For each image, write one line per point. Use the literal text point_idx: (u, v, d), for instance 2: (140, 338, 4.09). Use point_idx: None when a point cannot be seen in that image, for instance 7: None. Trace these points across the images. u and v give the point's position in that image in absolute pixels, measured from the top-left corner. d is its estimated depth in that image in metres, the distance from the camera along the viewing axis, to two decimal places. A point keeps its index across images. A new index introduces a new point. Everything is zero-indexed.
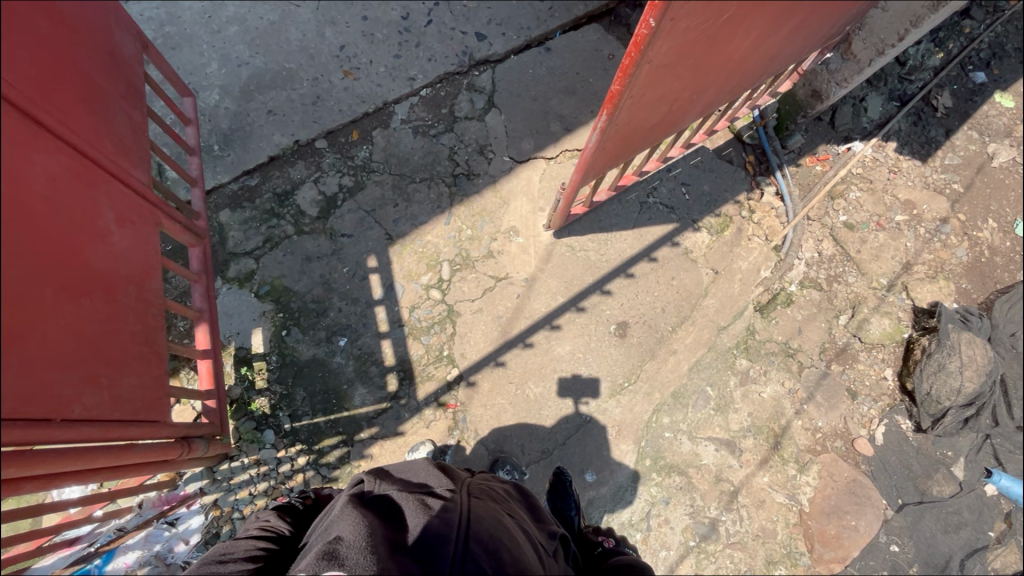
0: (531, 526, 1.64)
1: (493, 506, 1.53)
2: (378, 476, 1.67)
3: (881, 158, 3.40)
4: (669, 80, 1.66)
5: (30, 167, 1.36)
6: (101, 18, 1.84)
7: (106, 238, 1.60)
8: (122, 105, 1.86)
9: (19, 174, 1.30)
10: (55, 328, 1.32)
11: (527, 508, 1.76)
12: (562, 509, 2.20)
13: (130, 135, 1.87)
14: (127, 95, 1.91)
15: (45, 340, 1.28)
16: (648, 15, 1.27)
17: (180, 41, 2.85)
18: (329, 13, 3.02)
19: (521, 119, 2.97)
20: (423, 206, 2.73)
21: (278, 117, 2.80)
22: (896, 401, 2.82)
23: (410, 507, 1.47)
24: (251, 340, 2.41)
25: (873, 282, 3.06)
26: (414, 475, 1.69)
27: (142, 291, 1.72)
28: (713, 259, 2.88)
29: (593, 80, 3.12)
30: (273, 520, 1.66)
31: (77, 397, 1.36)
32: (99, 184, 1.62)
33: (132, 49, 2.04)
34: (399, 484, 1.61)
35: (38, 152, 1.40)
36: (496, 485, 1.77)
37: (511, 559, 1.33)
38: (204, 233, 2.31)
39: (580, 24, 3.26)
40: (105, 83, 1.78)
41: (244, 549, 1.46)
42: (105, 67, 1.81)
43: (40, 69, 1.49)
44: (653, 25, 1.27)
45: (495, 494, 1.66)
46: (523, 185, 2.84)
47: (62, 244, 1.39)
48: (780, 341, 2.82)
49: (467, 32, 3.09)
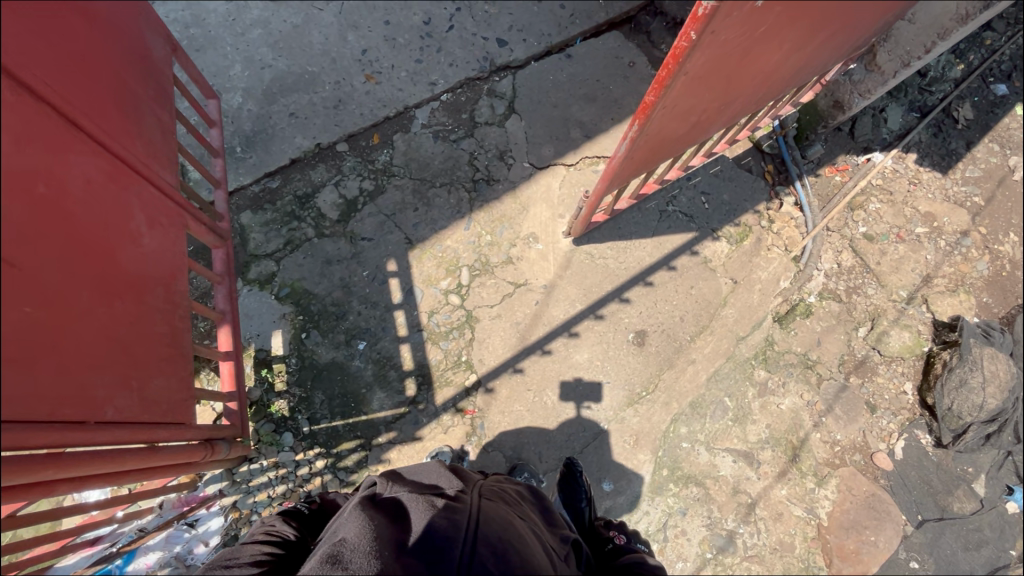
0: (544, 530, 1.61)
1: (503, 508, 1.52)
2: (388, 479, 1.68)
3: (901, 169, 3.38)
4: (701, 91, 1.65)
5: (69, 169, 1.36)
6: (133, 20, 1.86)
7: (138, 240, 1.60)
8: (153, 108, 1.87)
9: (58, 177, 1.31)
10: (91, 330, 1.32)
11: (540, 512, 1.74)
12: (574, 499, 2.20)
13: (159, 138, 1.88)
14: (157, 97, 1.92)
15: (81, 342, 1.29)
16: (689, 27, 1.27)
17: (204, 43, 2.88)
18: (352, 18, 3.03)
19: (541, 125, 2.97)
20: (443, 211, 2.73)
21: (299, 119, 2.81)
22: (916, 415, 2.79)
23: (419, 507, 1.46)
24: (271, 342, 2.42)
25: (893, 294, 3.04)
26: (424, 478, 1.69)
27: (171, 293, 1.72)
28: (733, 269, 2.86)
29: (613, 87, 3.12)
30: (278, 525, 1.65)
31: (110, 399, 1.37)
32: (131, 186, 1.63)
33: (161, 51, 2.05)
34: (409, 486, 1.61)
35: (76, 154, 1.40)
36: (507, 488, 1.75)
37: (518, 562, 1.30)
38: (227, 235, 2.32)
39: (600, 32, 3.26)
40: (137, 86, 1.79)
41: (251, 554, 1.47)
42: (136, 70, 1.82)
43: (78, 71, 1.50)
44: (694, 37, 1.27)
45: (506, 497, 1.64)
46: (543, 192, 2.83)
47: (97, 246, 1.39)
48: (799, 353, 2.80)
49: (489, 37, 3.10)
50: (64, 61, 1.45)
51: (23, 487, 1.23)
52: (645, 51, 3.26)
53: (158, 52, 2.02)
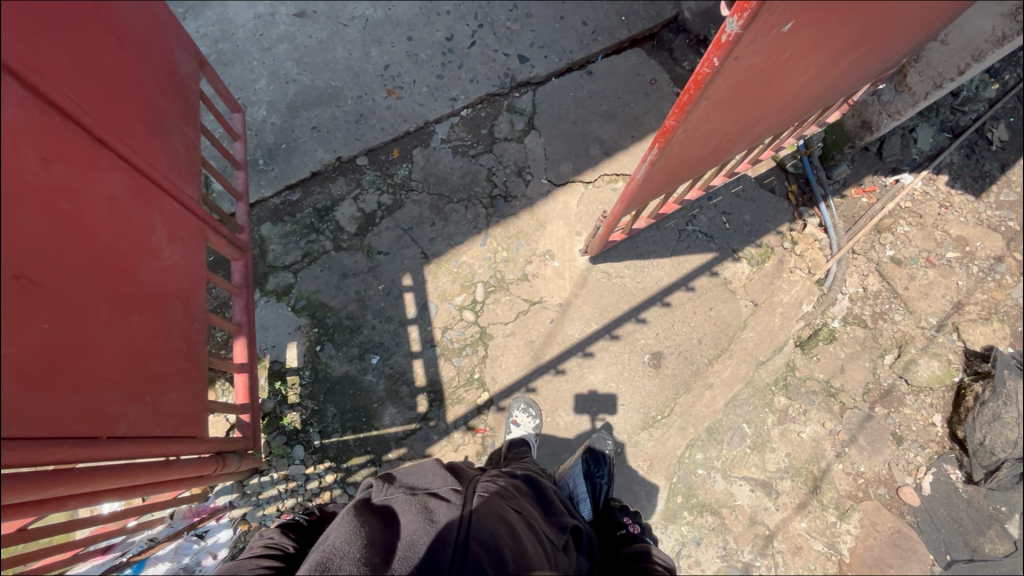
0: (540, 521, 1.59)
1: (500, 507, 1.48)
2: (385, 482, 1.66)
3: (931, 192, 3.28)
4: (724, 115, 1.62)
5: (94, 187, 1.39)
6: (162, 38, 1.90)
7: (158, 255, 1.63)
8: (178, 123, 1.91)
9: (83, 194, 1.34)
10: (107, 345, 1.34)
11: (538, 506, 1.70)
12: (593, 474, 2.22)
13: (184, 152, 1.91)
14: (182, 113, 1.96)
15: (98, 358, 1.30)
16: (711, 54, 1.24)
17: (232, 57, 2.94)
18: (375, 33, 3.07)
19: (560, 142, 2.96)
20: (459, 226, 2.73)
21: (321, 133, 2.85)
22: (945, 449, 2.67)
23: (412, 511, 1.45)
24: (285, 354, 2.43)
25: (922, 321, 2.93)
26: (419, 477, 1.66)
27: (188, 306, 1.74)
28: (754, 291, 2.80)
29: (634, 104, 3.10)
30: (277, 537, 1.64)
31: (125, 413, 1.38)
32: (154, 202, 1.65)
33: (188, 67, 2.09)
34: (406, 489, 1.58)
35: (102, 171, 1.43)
36: (505, 485, 1.70)
37: (513, 554, 1.28)
38: (247, 247, 2.35)
39: (622, 48, 3.25)
40: (164, 102, 1.83)
41: (249, 567, 1.44)
42: (164, 86, 1.86)
43: (108, 90, 1.54)
44: (717, 64, 1.24)
45: (503, 494, 1.60)
46: (560, 209, 2.82)
47: (118, 262, 1.41)
48: (821, 380, 2.72)
49: (510, 54, 3.11)
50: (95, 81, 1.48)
51: (36, 500, 1.24)
52: (668, 68, 3.24)
53: (186, 68, 2.06)
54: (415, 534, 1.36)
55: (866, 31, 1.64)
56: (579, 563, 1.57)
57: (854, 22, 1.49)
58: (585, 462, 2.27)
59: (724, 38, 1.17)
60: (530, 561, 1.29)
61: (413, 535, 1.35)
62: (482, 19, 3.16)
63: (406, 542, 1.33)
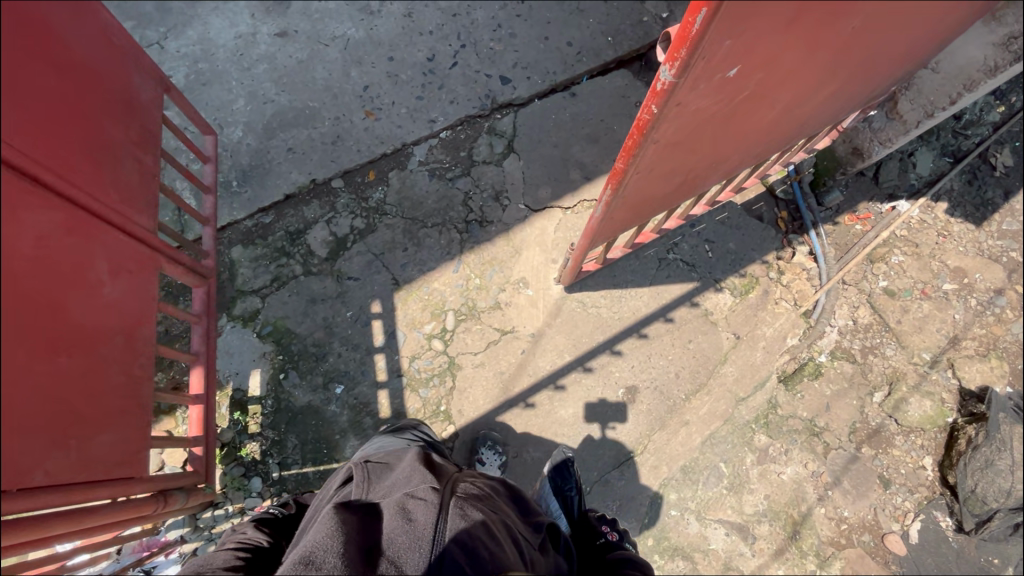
0: (517, 522, 1.49)
1: (482, 508, 1.39)
2: (367, 473, 1.57)
3: (929, 220, 3.15)
4: (682, 154, 1.54)
5: (22, 228, 1.36)
6: (116, 65, 1.87)
7: (97, 290, 1.59)
8: (132, 151, 1.88)
9: (6, 237, 1.30)
10: (24, 393, 1.30)
11: (518, 504, 1.62)
12: (562, 488, 2.11)
13: (137, 181, 1.88)
14: (138, 139, 1.93)
15: (12, 408, 1.26)
16: (650, 100, 1.18)
17: (211, 77, 2.93)
18: (356, 53, 3.04)
19: (540, 165, 2.89)
20: (432, 252, 2.68)
21: (297, 154, 2.82)
22: (935, 494, 2.55)
23: (390, 510, 1.36)
24: (248, 382, 2.39)
25: (914, 357, 2.80)
26: (403, 470, 1.56)
27: (131, 341, 1.70)
28: (736, 323, 2.70)
29: (618, 127, 3.03)
30: (250, 533, 1.57)
31: (46, 459, 1.35)
32: (95, 236, 1.62)
33: (149, 91, 2.06)
34: (387, 488, 1.48)
35: (31, 211, 1.40)
36: (487, 482, 1.61)
37: (489, 554, 1.22)
38: (211, 273, 2.32)
39: (608, 69, 3.18)
40: (116, 131, 1.80)
41: (224, 559, 1.38)
42: (117, 115, 1.83)
43: (46, 124, 1.51)
44: (656, 112, 1.17)
45: (484, 492, 1.51)
46: (537, 235, 2.75)
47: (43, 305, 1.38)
48: (805, 419, 2.60)
49: (492, 75, 3.06)
50: (30, 117, 1.45)
51: None
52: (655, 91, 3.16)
53: (146, 93, 2.03)
54: (397, 536, 1.26)
55: (834, 67, 1.55)
56: (557, 563, 1.57)
57: (817, 61, 1.41)
58: (552, 479, 2.15)
59: (660, 86, 1.09)
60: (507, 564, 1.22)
61: (393, 538, 1.26)
62: (466, 40, 3.12)
63: (386, 546, 1.24)
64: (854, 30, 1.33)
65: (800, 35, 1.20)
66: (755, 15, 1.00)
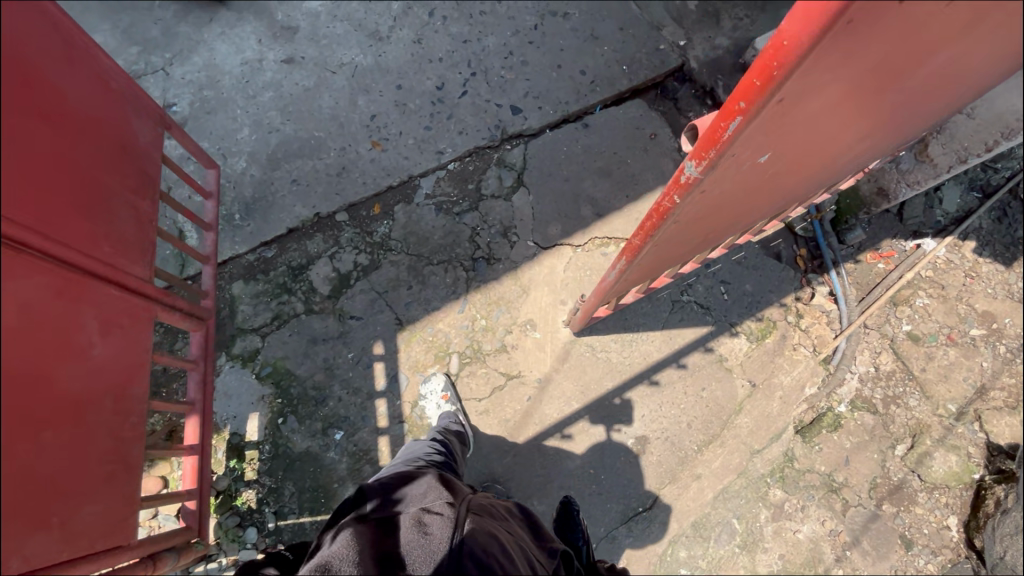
0: (530, 543, 1.49)
1: (496, 526, 1.43)
2: (386, 481, 1.63)
3: (956, 260, 3.01)
4: (700, 227, 1.46)
5: (5, 300, 1.29)
6: (114, 109, 1.81)
7: (86, 353, 1.53)
8: (129, 198, 1.82)
9: None
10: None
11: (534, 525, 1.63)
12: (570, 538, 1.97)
13: (133, 230, 1.82)
14: (136, 185, 1.87)
15: None
16: (670, 189, 1.10)
17: (215, 105, 2.87)
18: (364, 81, 2.97)
19: (550, 200, 2.80)
20: (437, 290, 2.60)
21: (301, 186, 2.75)
22: (961, 556, 2.46)
23: (407, 524, 1.39)
24: (246, 426, 2.32)
25: (939, 408, 2.68)
26: (418, 483, 1.61)
27: (121, 402, 1.64)
28: (752, 370, 2.59)
29: (631, 160, 2.93)
30: None
31: (25, 541, 1.29)
32: (87, 296, 1.56)
33: (149, 133, 2.00)
34: (405, 498, 1.52)
35: (16, 279, 1.33)
36: (502, 504, 1.64)
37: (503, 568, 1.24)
38: (209, 315, 2.26)
39: (622, 99, 3.08)
40: (112, 180, 1.74)
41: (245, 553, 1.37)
42: (114, 162, 1.77)
43: (37, 183, 1.45)
44: (676, 201, 1.09)
45: (499, 513, 1.54)
46: (546, 274, 2.66)
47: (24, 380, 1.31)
48: (823, 473, 2.48)
49: (503, 104, 2.98)
50: (19, 178, 1.39)
51: None
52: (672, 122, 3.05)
53: (146, 135, 1.97)
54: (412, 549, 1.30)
55: (865, 139, 1.49)
56: None
57: (850, 139, 1.35)
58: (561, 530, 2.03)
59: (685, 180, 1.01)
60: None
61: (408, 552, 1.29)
62: (476, 68, 3.03)
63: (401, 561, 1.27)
64: (891, 111, 1.27)
65: (835, 121, 1.13)
66: (793, 112, 0.93)
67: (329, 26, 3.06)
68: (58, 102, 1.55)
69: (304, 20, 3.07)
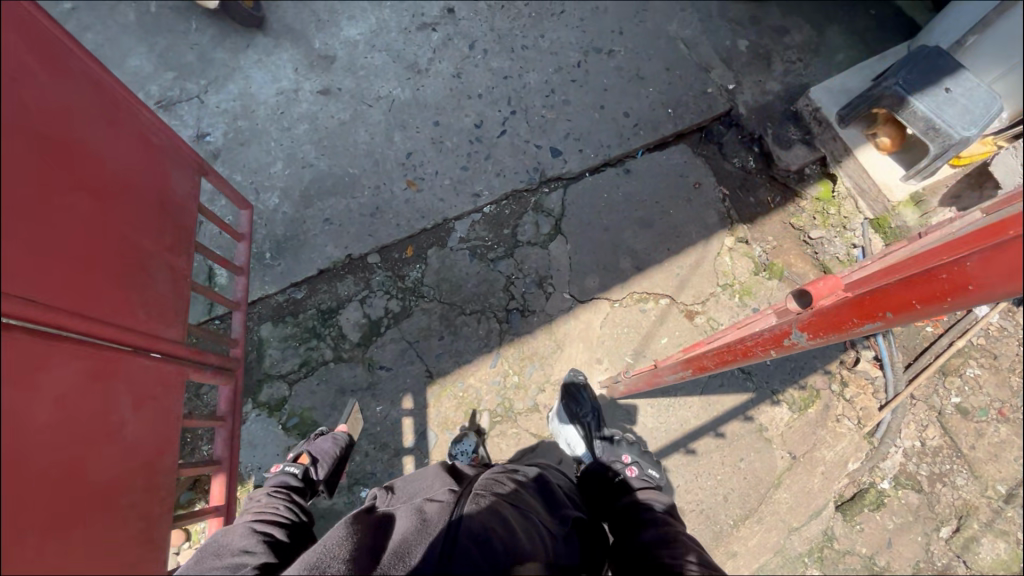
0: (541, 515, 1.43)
1: (501, 501, 1.37)
2: (393, 486, 1.59)
3: (1011, 327, 2.85)
4: None
5: (39, 396, 1.23)
6: (152, 165, 1.73)
7: (117, 436, 1.46)
8: (164, 258, 1.75)
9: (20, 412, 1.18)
10: None
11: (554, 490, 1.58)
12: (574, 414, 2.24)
13: (167, 292, 1.75)
14: (171, 244, 1.79)
15: None
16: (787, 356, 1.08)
17: (249, 136, 2.81)
18: (401, 116, 2.89)
19: (588, 250, 2.71)
20: (469, 343, 2.52)
21: (334, 226, 2.69)
22: None
23: (406, 514, 1.37)
24: (270, 479, 2.27)
25: (988, 489, 2.56)
26: (422, 480, 1.56)
27: (150, 480, 1.57)
28: (793, 441, 2.48)
29: (673, 210, 2.82)
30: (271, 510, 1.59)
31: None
32: (120, 373, 1.49)
33: (185, 184, 1.93)
34: (406, 494, 1.50)
35: (52, 369, 1.27)
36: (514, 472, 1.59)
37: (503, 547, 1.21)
38: (238, 366, 2.20)
39: (666, 143, 2.96)
40: (148, 242, 1.67)
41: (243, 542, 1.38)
42: (151, 222, 1.69)
43: (77, 260, 1.38)
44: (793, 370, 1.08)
45: (507, 486, 1.48)
46: (581, 329, 2.57)
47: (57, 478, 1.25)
48: (864, 555, 2.41)
49: (542, 145, 2.88)
50: (59, 256, 1.32)
51: None
52: (717, 169, 2.93)
53: (182, 187, 1.90)
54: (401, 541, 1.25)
55: None
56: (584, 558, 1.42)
57: None
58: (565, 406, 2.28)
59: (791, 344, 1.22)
60: (522, 553, 1.22)
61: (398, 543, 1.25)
62: (516, 105, 2.94)
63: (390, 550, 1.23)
64: None
65: None
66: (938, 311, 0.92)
67: (367, 56, 2.98)
68: (100, 168, 1.48)
69: (341, 49, 3.00)
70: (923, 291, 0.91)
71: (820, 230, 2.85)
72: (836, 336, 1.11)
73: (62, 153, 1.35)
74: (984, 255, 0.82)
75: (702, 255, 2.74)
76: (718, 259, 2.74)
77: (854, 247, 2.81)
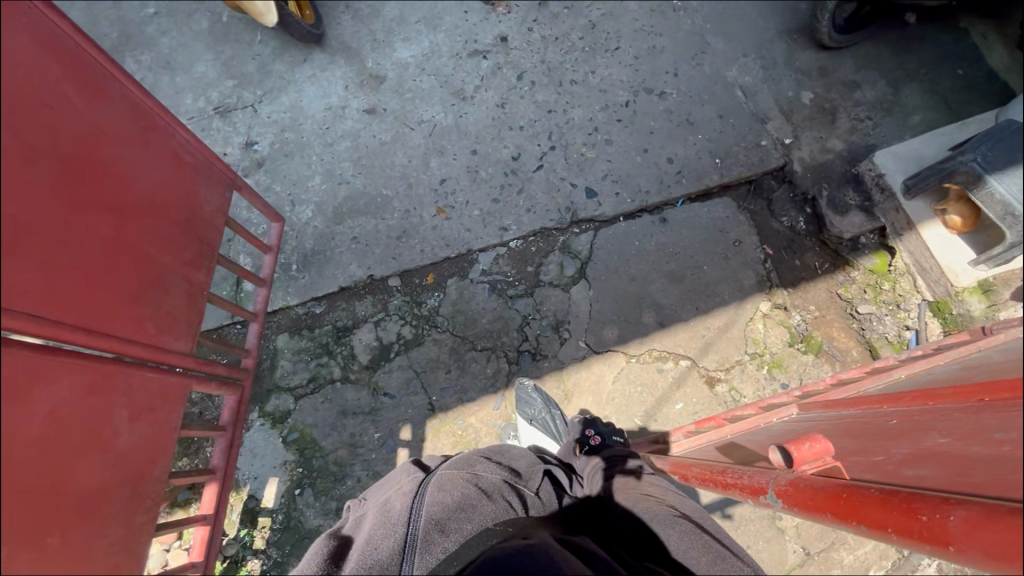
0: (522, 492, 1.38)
1: (470, 490, 1.30)
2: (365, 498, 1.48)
3: None
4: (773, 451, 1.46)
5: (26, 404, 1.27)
6: (184, 182, 1.80)
7: (108, 445, 1.49)
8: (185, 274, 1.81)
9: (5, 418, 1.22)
10: None
11: (544, 477, 1.48)
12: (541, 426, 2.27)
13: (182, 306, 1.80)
14: (193, 260, 1.85)
15: None
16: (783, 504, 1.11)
17: (294, 148, 2.90)
18: (440, 142, 2.90)
19: (610, 299, 2.61)
20: (476, 380, 2.48)
21: (360, 245, 2.72)
22: None
23: (371, 513, 1.29)
24: (264, 491, 2.31)
25: None
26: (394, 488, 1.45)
27: (139, 489, 1.60)
28: (807, 535, 2.28)
29: (708, 266, 2.67)
30: None
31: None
32: (118, 384, 1.54)
33: (216, 201, 1.99)
34: (376, 493, 1.43)
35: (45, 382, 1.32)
36: (487, 456, 1.50)
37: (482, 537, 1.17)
38: (248, 376, 2.26)
39: (709, 193, 2.82)
40: (168, 257, 1.72)
41: None
42: (174, 238, 1.75)
43: (90, 275, 1.43)
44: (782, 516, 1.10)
45: (478, 463, 1.43)
46: (592, 381, 2.48)
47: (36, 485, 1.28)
48: None
49: (578, 184, 2.81)
50: (72, 272, 1.38)
51: None
52: (762, 228, 2.75)
53: (212, 204, 1.96)
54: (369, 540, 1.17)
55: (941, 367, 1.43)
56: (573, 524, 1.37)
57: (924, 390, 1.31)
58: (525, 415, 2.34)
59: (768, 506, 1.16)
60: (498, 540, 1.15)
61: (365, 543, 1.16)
62: (556, 140, 2.87)
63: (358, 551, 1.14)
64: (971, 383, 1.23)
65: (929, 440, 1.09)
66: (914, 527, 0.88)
67: (414, 78, 3.00)
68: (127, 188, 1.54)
69: (391, 70, 3.04)
70: (904, 525, 0.84)
71: (869, 305, 2.62)
72: (806, 518, 1.06)
73: (88, 174, 1.42)
74: (973, 520, 0.75)
75: (734, 319, 2.58)
76: (750, 325, 2.57)
77: (906, 329, 2.57)
